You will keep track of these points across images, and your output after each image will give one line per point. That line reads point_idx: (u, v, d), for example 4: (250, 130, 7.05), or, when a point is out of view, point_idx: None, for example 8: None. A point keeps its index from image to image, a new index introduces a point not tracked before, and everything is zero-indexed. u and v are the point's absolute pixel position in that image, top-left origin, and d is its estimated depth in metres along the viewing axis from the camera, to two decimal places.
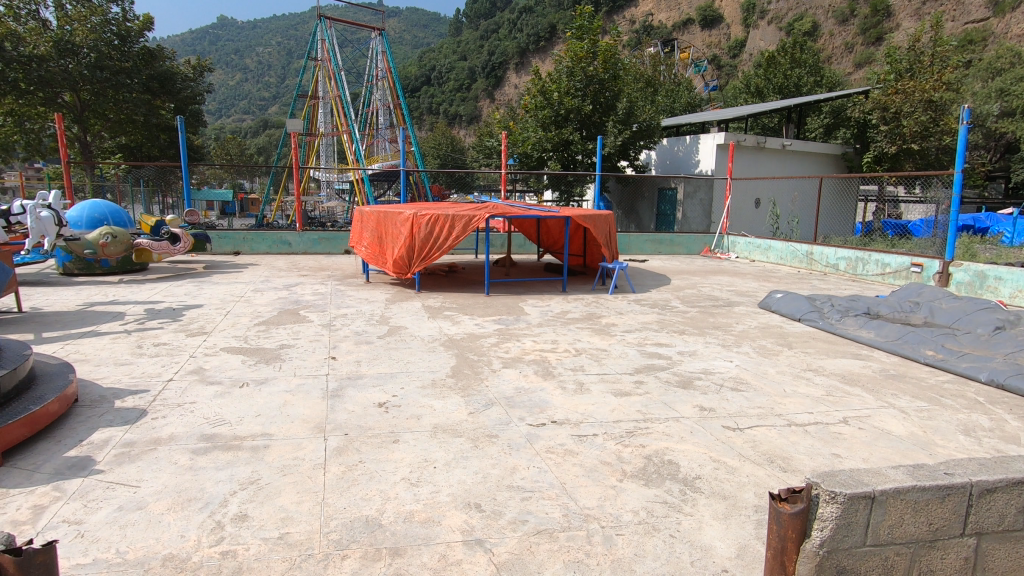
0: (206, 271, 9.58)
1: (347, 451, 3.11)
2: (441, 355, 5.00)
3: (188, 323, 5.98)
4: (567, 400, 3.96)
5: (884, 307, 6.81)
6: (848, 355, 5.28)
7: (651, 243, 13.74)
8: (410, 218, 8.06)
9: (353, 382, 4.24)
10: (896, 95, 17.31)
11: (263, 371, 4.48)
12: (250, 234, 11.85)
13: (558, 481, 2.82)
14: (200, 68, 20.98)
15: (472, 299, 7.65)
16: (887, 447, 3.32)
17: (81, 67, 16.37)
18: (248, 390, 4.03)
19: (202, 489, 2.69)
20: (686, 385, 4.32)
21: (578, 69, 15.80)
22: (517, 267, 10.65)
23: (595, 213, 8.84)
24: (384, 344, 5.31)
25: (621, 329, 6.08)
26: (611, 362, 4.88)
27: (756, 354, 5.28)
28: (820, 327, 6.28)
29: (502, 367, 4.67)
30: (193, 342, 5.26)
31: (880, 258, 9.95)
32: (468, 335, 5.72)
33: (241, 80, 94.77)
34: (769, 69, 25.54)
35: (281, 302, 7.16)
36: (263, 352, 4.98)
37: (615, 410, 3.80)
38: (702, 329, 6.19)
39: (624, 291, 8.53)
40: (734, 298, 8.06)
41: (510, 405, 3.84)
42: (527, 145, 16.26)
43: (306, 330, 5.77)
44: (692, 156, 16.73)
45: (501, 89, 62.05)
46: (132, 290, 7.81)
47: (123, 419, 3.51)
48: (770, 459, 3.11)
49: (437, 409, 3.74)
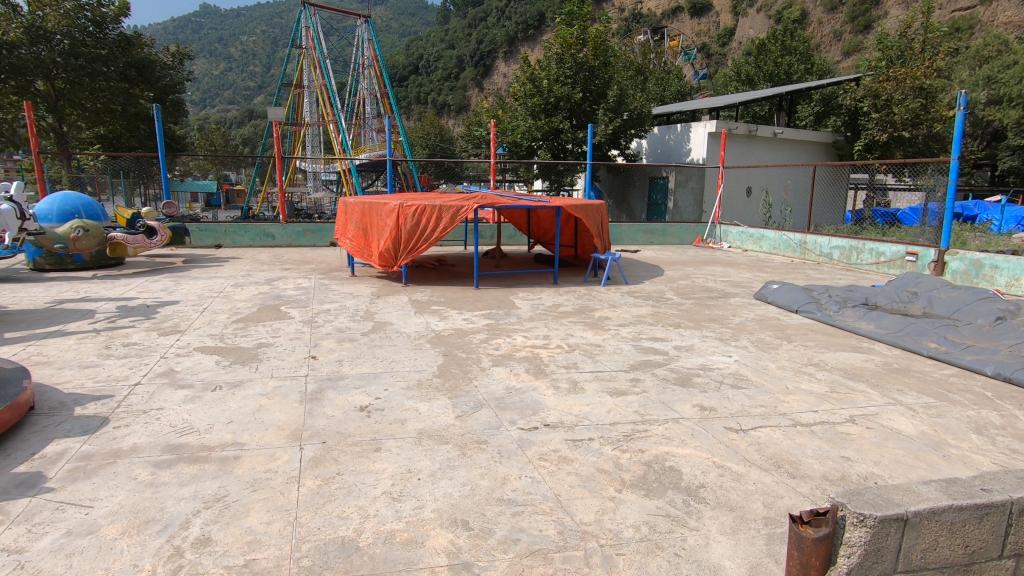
0: (185, 266, 9.26)
1: (324, 462, 2.88)
2: (429, 353, 4.76)
3: (162, 321, 5.69)
4: (560, 401, 3.75)
5: (882, 298, 6.65)
6: (849, 348, 5.11)
7: (643, 233, 13.55)
8: (397, 209, 7.79)
9: (333, 384, 4.00)
10: (888, 82, 17.20)
11: (238, 372, 4.23)
12: (232, 226, 11.51)
13: (552, 493, 2.61)
14: (180, 56, 20.44)
15: (462, 293, 7.41)
16: (899, 448, 3.14)
17: (54, 55, 15.87)
18: (221, 394, 3.78)
19: (162, 509, 2.45)
20: (685, 383, 4.12)
21: (567, 56, 15.52)
22: (507, 258, 10.42)
23: (587, 203, 8.61)
24: (368, 342, 5.07)
25: (615, 323, 5.87)
26: (606, 359, 4.67)
27: (756, 348, 5.10)
28: (819, 318, 6.12)
29: (492, 365, 4.45)
30: (165, 342, 4.99)
31: (875, 247, 9.82)
32: (457, 331, 5.49)
33: (225, 69, 93.07)
34: (760, 57, 25.42)
35: (261, 298, 6.88)
36: (240, 352, 4.72)
37: (611, 411, 3.59)
38: (698, 322, 6.00)
39: (616, 283, 8.30)
40: (729, 289, 7.89)
41: (501, 407, 3.62)
42: (517, 134, 16.00)
43: (286, 327, 5.51)
44: (684, 145, 16.52)
45: (490, 79, 61.46)
46: (105, 286, 7.48)
47: (82, 428, 3.25)
48: (777, 464, 2.92)
49: (423, 413, 3.52)
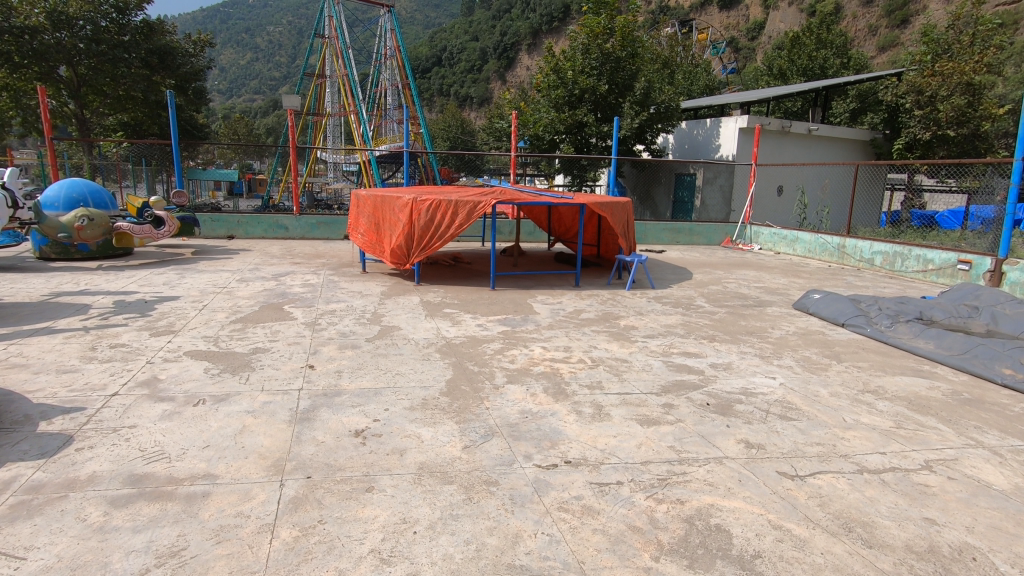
0: (194, 257, 8.98)
1: (306, 504, 2.45)
2: (437, 365, 4.32)
3: (157, 320, 5.34)
4: (583, 430, 3.27)
5: (939, 312, 6.02)
6: (909, 371, 4.54)
7: (669, 232, 12.96)
8: (410, 203, 7.38)
9: (328, 401, 3.57)
10: (933, 77, 16.25)
11: (226, 383, 3.82)
12: (244, 217, 11.22)
13: (574, 560, 2.15)
14: (201, 43, 20.17)
15: (477, 294, 6.96)
16: (994, 509, 2.60)
17: (77, 41, 15.75)
18: (202, 410, 3.38)
19: (105, 566, 2.04)
20: (725, 411, 3.62)
21: (593, 46, 14.92)
22: (526, 257, 9.95)
23: (613, 200, 8.08)
24: (372, 350, 4.64)
25: (642, 334, 5.36)
26: (633, 377, 4.18)
27: (802, 369, 4.55)
28: (870, 335, 5.54)
29: (506, 383, 3.98)
30: (155, 344, 4.62)
31: (922, 253, 9.12)
32: (469, 338, 5.04)
33: (252, 59, 93.57)
34: (793, 50, 24.43)
35: (265, 296, 6.51)
36: (232, 358, 4.33)
37: (642, 446, 3.10)
38: (734, 335, 5.46)
39: (642, 286, 7.78)
40: (764, 297, 7.30)
41: (515, 437, 3.15)
42: (539, 126, 15.42)
43: (285, 330, 5.12)
44: (713, 140, 15.82)
45: (513, 72, 60.86)
46: (107, 279, 7.19)
47: (41, 449, 2.87)
48: (847, 526, 2.42)
49: (425, 441, 3.08)
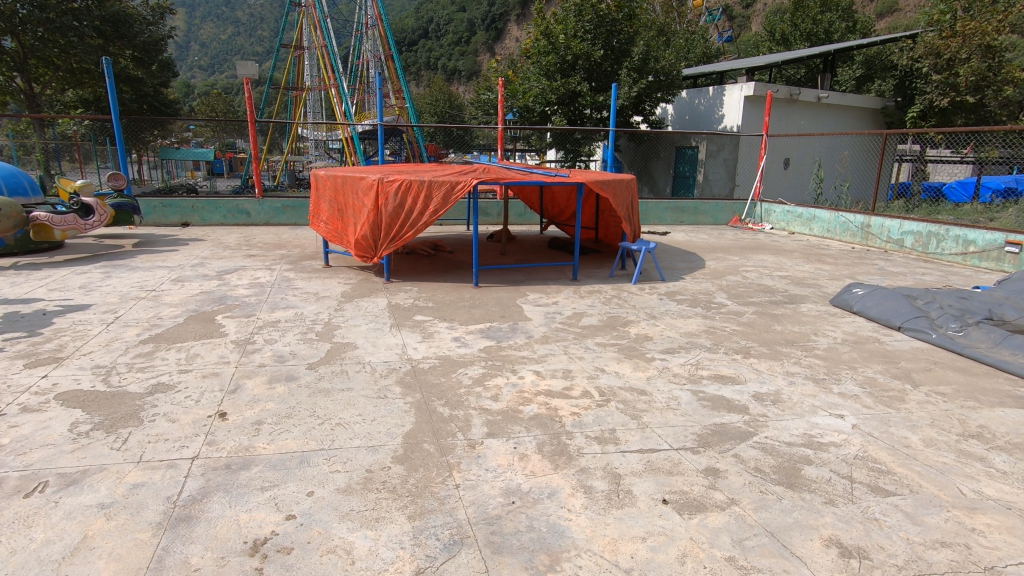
0: (133, 251, 7.77)
1: None
2: (394, 408, 3.22)
3: (44, 342, 4.19)
4: (597, 529, 2.20)
5: (1012, 309, 4.89)
6: (1010, 402, 3.48)
7: (673, 211, 11.82)
8: (376, 184, 6.23)
9: (229, 480, 2.49)
10: (952, 39, 14.85)
11: (91, 451, 2.71)
12: (199, 202, 9.97)
13: None
14: (160, 9, 18.26)
15: (457, 294, 5.86)
16: None
17: (20, 7, 14.00)
18: (32, 507, 2.28)
19: None
20: (793, 482, 2.56)
21: (587, 8, 13.51)
22: (516, 242, 8.85)
23: (614, 178, 6.92)
24: (312, 383, 3.53)
25: (660, 348, 4.30)
26: (657, 421, 3.12)
27: (873, 399, 3.49)
28: (937, 342, 4.51)
29: (485, 438, 2.89)
30: (23, 382, 3.48)
31: (962, 234, 8.10)
32: (441, 361, 3.94)
33: (232, 32, 89.72)
34: (796, 13, 22.90)
35: (200, 301, 5.37)
36: (119, 403, 3.23)
37: (688, 561, 2.04)
38: (773, 347, 4.40)
39: (650, 279, 6.68)
40: (794, 290, 6.25)
41: (496, 547, 2.09)
42: (528, 97, 14.08)
43: (207, 353, 4.02)
44: (715, 110, 14.63)
45: (501, 43, 58.77)
46: (13, 281, 5.98)
47: None
48: None
49: (357, 562, 2.01)
